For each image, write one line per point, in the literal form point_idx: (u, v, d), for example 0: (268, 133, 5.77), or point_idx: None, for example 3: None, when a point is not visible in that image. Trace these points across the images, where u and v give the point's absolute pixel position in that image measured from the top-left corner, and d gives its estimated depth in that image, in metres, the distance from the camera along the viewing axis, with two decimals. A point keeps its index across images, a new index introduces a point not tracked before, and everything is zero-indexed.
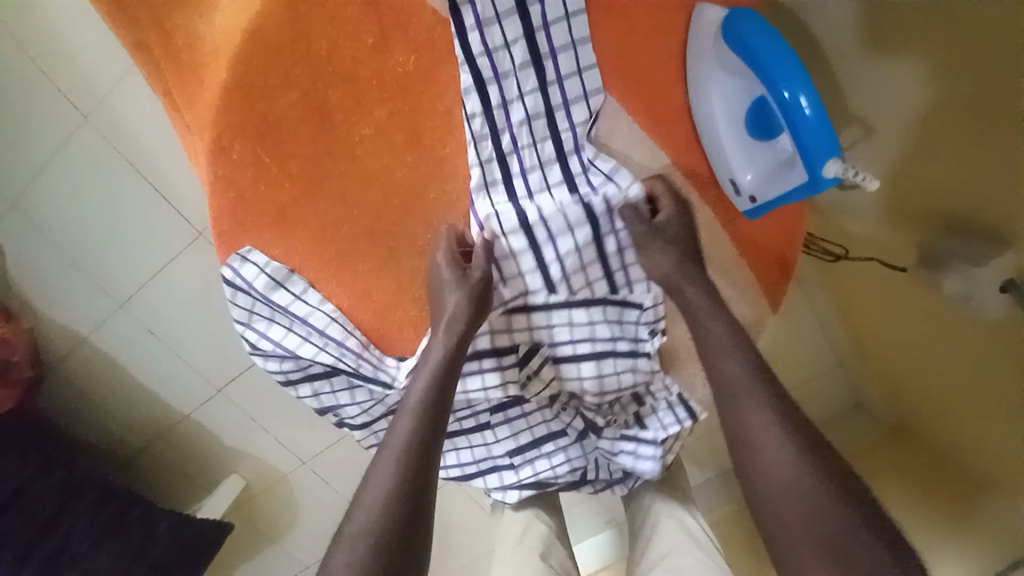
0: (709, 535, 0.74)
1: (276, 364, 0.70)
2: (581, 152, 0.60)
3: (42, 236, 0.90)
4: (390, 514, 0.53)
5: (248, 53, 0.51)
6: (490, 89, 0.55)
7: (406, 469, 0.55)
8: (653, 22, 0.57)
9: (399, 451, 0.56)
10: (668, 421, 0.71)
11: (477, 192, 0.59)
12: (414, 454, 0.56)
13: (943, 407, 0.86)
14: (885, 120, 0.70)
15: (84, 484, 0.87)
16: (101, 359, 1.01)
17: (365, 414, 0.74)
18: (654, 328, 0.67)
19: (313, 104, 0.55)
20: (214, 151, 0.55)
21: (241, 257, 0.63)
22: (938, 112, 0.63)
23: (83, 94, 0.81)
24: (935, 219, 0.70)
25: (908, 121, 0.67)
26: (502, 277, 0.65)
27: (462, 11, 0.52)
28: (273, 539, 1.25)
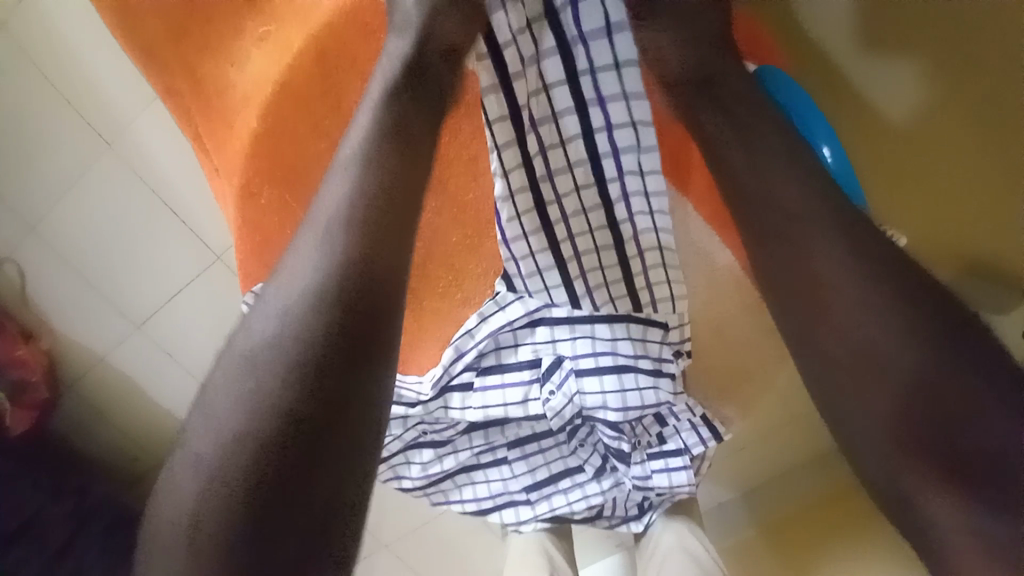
0: (715, 559, 0.69)
1: None
2: (629, 198, 0.55)
3: (63, 259, 0.92)
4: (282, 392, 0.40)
5: (277, 101, 0.54)
6: (529, 139, 0.52)
7: (292, 382, 0.40)
8: None
9: (281, 356, 0.41)
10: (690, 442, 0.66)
11: (514, 240, 0.55)
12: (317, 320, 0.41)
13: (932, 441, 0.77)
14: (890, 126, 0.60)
15: (94, 513, 0.90)
16: (116, 378, 1.03)
17: (389, 468, 0.70)
18: (679, 349, 0.62)
19: (340, 151, 0.56)
20: (242, 196, 0.57)
21: (255, 295, 0.59)
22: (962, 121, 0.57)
23: (107, 121, 0.83)
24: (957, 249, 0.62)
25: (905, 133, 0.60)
26: (527, 290, 0.59)
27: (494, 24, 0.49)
28: None
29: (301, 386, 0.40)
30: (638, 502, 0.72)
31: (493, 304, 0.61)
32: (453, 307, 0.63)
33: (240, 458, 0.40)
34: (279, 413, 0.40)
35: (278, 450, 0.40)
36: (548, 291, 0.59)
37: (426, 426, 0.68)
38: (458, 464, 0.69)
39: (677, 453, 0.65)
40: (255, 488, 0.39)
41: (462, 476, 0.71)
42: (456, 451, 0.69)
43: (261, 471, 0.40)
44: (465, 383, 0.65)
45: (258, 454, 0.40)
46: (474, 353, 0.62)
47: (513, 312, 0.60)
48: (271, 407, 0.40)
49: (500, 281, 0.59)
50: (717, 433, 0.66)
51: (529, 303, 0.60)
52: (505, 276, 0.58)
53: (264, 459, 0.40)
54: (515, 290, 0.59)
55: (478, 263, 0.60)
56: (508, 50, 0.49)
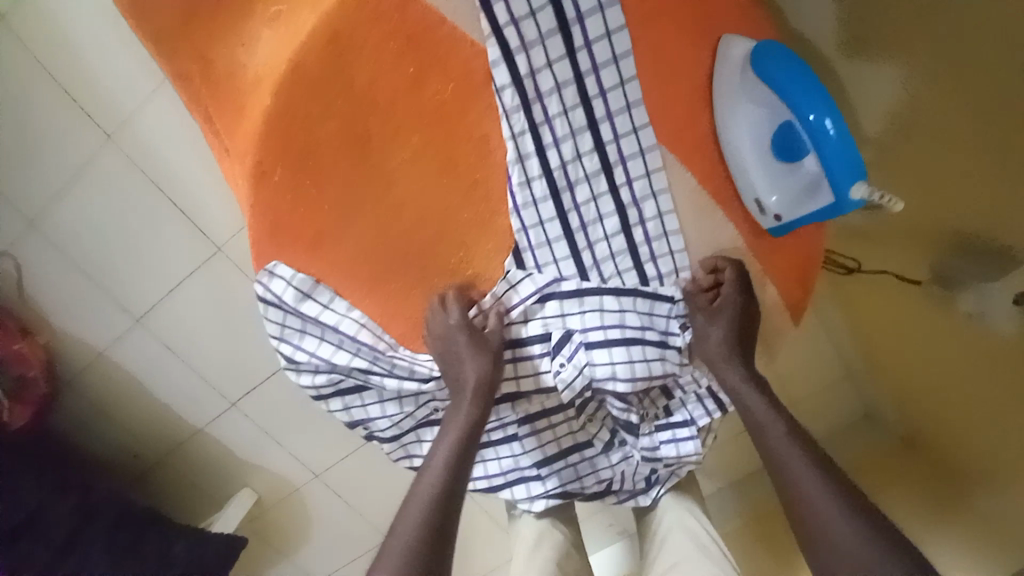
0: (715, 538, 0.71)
1: (309, 380, 0.66)
2: (626, 161, 0.57)
3: (62, 252, 0.92)
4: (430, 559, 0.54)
5: (292, 82, 0.52)
6: (534, 108, 0.55)
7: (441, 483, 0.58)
8: (684, 46, 0.54)
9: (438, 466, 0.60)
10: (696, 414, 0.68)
11: (524, 208, 0.58)
12: (449, 503, 0.58)
13: (938, 419, 0.84)
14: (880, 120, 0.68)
15: (98, 509, 0.89)
16: (116, 373, 1.04)
17: (399, 446, 0.71)
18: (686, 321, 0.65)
19: (351, 131, 0.54)
20: (256, 176, 0.56)
21: (268, 272, 0.60)
22: (944, 118, 0.60)
23: (107, 113, 0.84)
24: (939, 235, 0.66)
25: (895, 129, 0.67)
26: (537, 265, 0.61)
27: None
28: (284, 552, 1.33)
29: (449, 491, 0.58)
30: (646, 475, 0.73)
31: (504, 283, 0.62)
32: (463, 285, 0.62)
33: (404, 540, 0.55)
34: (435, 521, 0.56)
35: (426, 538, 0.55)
36: (557, 264, 0.61)
37: (438, 404, 0.68)
38: None
39: (684, 424, 0.67)
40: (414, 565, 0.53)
41: None
42: None
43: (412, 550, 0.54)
44: None
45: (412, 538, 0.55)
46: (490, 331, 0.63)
47: (525, 289, 0.62)
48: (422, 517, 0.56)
49: (511, 260, 0.61)
50: (722, 405, 0.67)
51: (538, 279, 0.61)
52: (515, 252, 0.60)
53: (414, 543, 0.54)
54: (524, 267, 0.61)
55: (488, 241, 0.60)
56: (508, 30, 0.52)
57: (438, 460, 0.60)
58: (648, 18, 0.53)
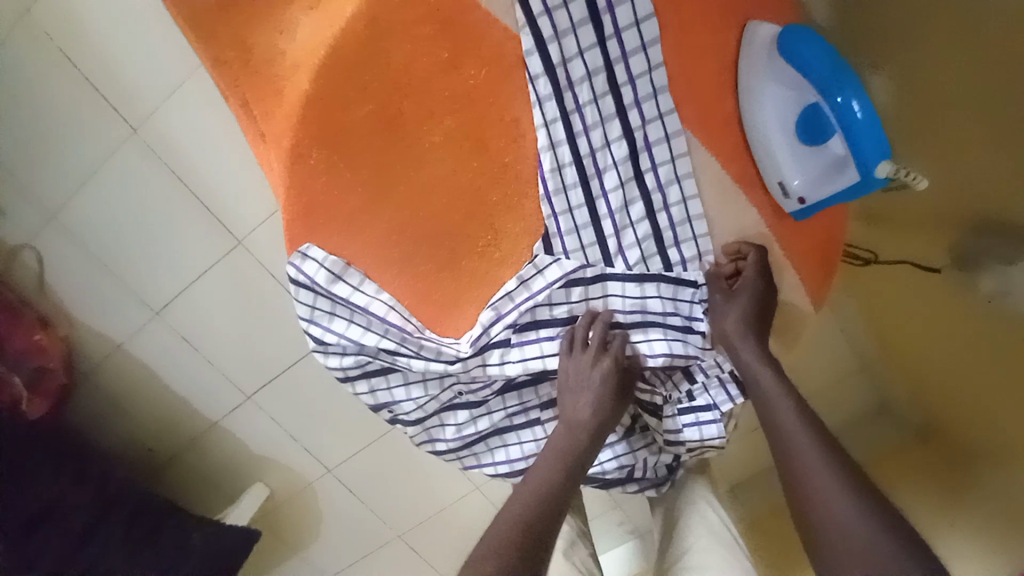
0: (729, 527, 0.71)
1: (336, 361, 0.66)
2: (653, 148, 0.58)
3: (87, 244, 0.94)
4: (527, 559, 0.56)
5: (331, 66, 0.53)
6: (565, 96, 0.56)
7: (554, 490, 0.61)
8: (709, 33, 0.56)
9: (551, 475, 0.62)
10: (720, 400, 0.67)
11: (555, 195, 0.59)
12: (551, 513, 0.60)
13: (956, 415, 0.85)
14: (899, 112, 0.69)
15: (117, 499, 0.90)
16: (133, 365, 1.06)
17: (423, 430, 0.72)
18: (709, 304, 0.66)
19: (388, 113, 0.56)
20: (292, 158, 0.57)
21: (301, 254, 0.62)
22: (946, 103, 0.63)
23: (132, 107, 0.85)
24: (965, 217, 0.66)
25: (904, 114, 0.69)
26: (564, 251, 0.62)
27: None
28: (295, 548, 1.33)
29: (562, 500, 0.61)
30: (666, 462, 0.73)
31: (531, 267, 0.62)
32: (491, 267, 0.64)
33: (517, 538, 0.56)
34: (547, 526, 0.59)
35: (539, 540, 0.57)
36: (584, 250, 0.62)
37: (461, 387, 0.69)
38: (492, 424, 0.71)
39: (707, 408, 0.67)
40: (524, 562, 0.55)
41: (494, 438, 0.72)
42: (490, 412, 0.71)
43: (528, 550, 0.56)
44: (502, 340, 0.65)
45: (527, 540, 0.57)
46: (513, 314, 0.63)
47: (552, 275, 0.62)
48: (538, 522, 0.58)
49: (539, 245, 0.62)
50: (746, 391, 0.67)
51: (565, 265, 0.62)
52: (545, 238, 0.61)
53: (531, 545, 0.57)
54: (552, 252, 0.62)
55: (516, 223, 0.62)
56: (542, 19, 0.54)
57: (544, 474, 0.62)
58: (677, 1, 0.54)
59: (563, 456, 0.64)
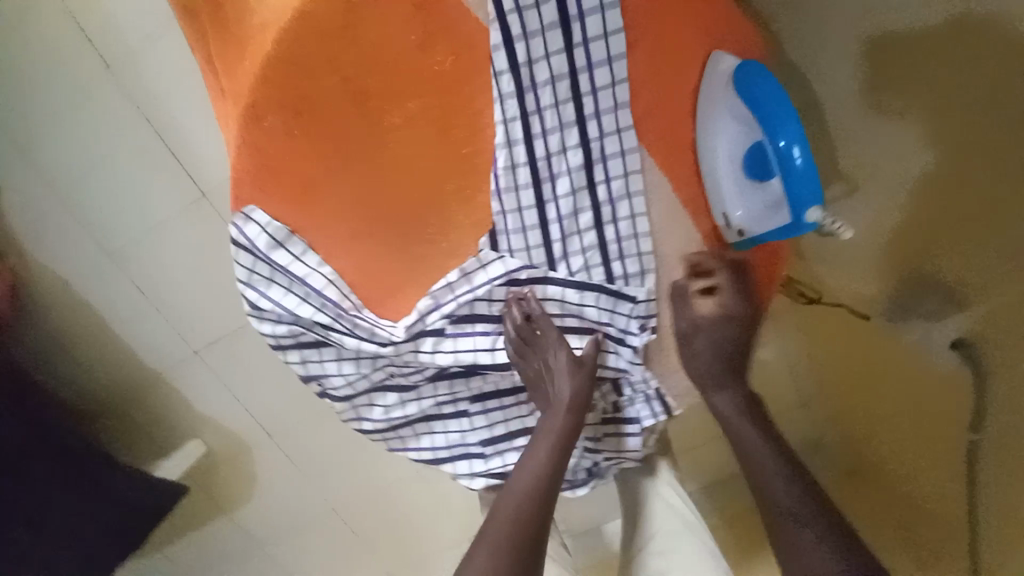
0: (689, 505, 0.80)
1: (270, 328, 0.66)
2: (607, 160, 0.59)
3: (43, 175, 0.91)
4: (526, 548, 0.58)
5: (297, 34, 0.50)
6: (527, 97, 0.56)
7: (542, 483, 0.62)
8: (678, 52, 0.56)
9: (537, 466, 0.63)
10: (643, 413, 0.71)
11: (505, 192, 0.59)
12: (545, 498, 0.62)
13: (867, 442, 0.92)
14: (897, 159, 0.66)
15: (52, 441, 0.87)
16: (78, 304, 1.03)
17: (352, 408, 0.72)
18: (645, 323, 0.66)
19: (351, 89, 0.55)
20: (247, 119, 0.55)
21: (244, 216, 0.60)
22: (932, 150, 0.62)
23: (111, 43, 0.83)
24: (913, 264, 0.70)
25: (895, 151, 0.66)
26: (509, 249, 0.63)
27: None
28: (228, 510, 1.32)
29: (549, 489, 0.62)
30: (587, 467, 0.75)
31: (474, 261, 0.63)
32: (440, 255, 0.64)
33: (509, 535, 0.59)
34: (536, 520, 0.60)
35: (529, 532, 0.59)
36: (528, 251, 0.63)
37: (394, 369, 0.69)
38: (420, 410, 0.72)
39: (631, 420, 0.71)
40: (520, 555, 0.58)
41: (422, 425, 0.73)
42: (420, 397, 0.71)
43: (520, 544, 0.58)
44: (436, 329, 0.66)
45: (519, 535, 0.59)
46: (451, 305, 0.64)
47: (493, 270, 0.63)
48: (525, 515, 0.60)
49: (485, 240, 0.62)
50: (669, 407, 0.70)
51: (508, 262, 0.63)
52: (491, 234, 0.62)
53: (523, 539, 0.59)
54: (497, 249, 0.63)
55: (468, 215, 0.62)
56: (512, 16, 0.54)
57: (532, 469, 0.63)
58: (648, 19, 0.54)
59: (548, 444, 0.64)
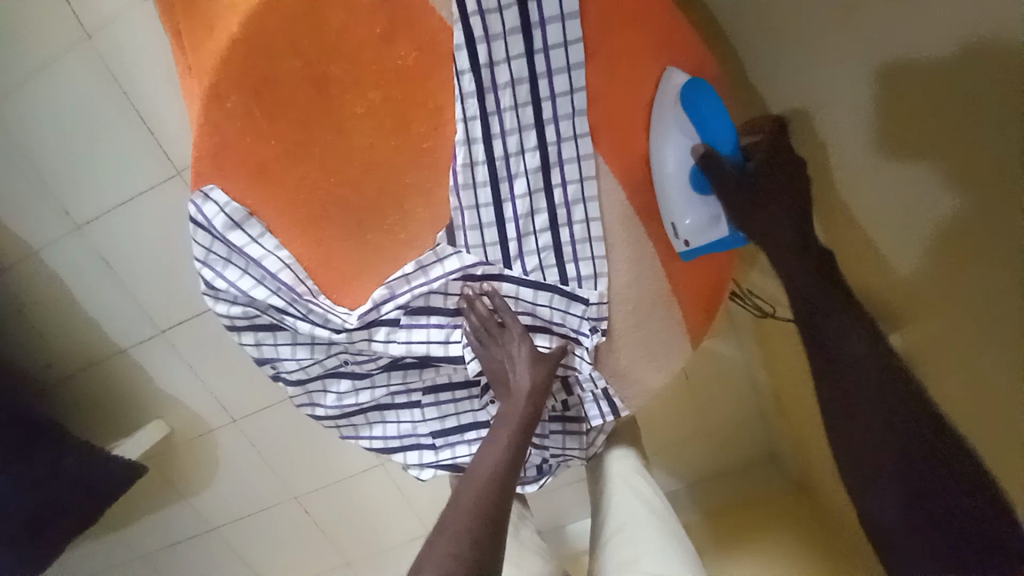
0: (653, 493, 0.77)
1: (225, 309, 0.67)
2: (564, 164, 0.61)
3: (16, 142, 0.92)
4: (493, 534, 0.56)
5: (264, 15, 0.54)
6: (486, 97, 0.58)
7: (502, 468, 0.61)
8: (637, 62, 0.57)
9: (498, 452, 0.62)
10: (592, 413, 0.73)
11: (462, 189, 0.60)
12: (507, 483, 0.60)
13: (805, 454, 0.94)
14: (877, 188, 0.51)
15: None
16: (42, 274, 1.03)
17: (304, 393, 0.73)
18: (597, 325, 0.67)
19: (312, 74, 0.57)
20: (209, 97, 0.57)
21: (202, 194, 0.61)
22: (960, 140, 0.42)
23: (88, 15, 0.83)
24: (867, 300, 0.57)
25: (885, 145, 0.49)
26: (466, 245, 0.64)
27: None
28: (186, 492, 1.31)
29: (509, 474, 0.61)
30: (537, 463, 0.77)
31: (432, 254, 0.64)
32: (395, 246, 0.65)
33: (472, 518, 0.56)
34: (497, 504, 0.58)
35: (492, 516, 0.57)
36: (485, 248, 0.64)
37: (348, 356, 0.70)
38: (373, 399, 0.72)
39: (576, 419, 0.76)
40: (482, 539, 0.55)
41: (374, 413, 0.74)
42: (373, 386, 0.72)
43: (482, 527, 0.56)
44: (391, 319, 0.67)
45: (481, 518, 0.57)
46: (405, 296, 0.65)
47: (449, 265, 0.64)
48: (486, 499, 0.58)
49: (443, 235, 0.63)
50: (616, 409, 0.72)
51: (465, 258, 0.64)
52: (448, 229, 0.63)
53: (485, 522, 0.56)
54: (454, 244, 0.64)
55: (426, 209, 0.64)
56: (474, 19, 0.55)
57: (492, 456, 0.62)
58: (607, 30, 0.56)
59: (508, 432, 0.64)
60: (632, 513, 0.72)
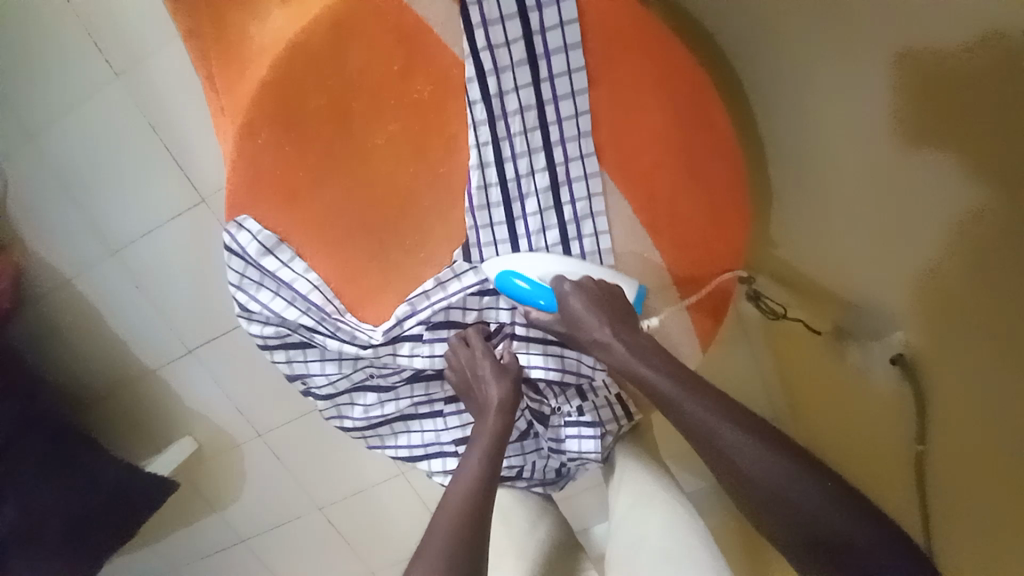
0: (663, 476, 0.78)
1: (258, 329, 0.71)
2: (572, 183, 0.64)
3: (52, 177, 0.98)
4: (473, 542, 0.59)
5: (290, 59, 0.58)
6: (497, 124, 0.62)
7: (483, 479, 0.64)
8: (641, 87, 0.60)
9: (477, 464, 0.66)
10: (606, 417, 0.74)
11: (478, 210, 0.64)
12: (487, 495, 0.63)
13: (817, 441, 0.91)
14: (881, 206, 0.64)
15: None
16: (77, 299, 1.08)
17: (332, 406, 0.77)
18: None
19: (335, 109, 0.61)
20: (241, 134, 0.61)
21: (237, 224, 0.66)
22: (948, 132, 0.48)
23: (119, 54, 0.89)
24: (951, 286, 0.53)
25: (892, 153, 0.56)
26: (481, 261, 0.67)
27: (470, 10, 0.58)
28: (216, 505, 1.36)
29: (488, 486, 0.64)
30: (555, 468, 0.79)
31: (449, 271, 0.68)
32: (416, 264, 0.70)
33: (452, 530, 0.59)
34: (476, 514, 0.61)
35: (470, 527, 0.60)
36: (500, 264, 0.67)
37: (373, 370, 0.73)
38: (397, 410, 0.76)
39: (592, 424, 0.74)
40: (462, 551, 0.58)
41: (399, 424, 0.77)
42: (397, 398, 0.75)
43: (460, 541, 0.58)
44: (414, 334, 0.71)
45: (461, 530, 0.59)
46: (426, 312, 0.68)
47: (467, 280, 0.68)
48: (465, 513, 0.61)
49: (459, 252, 0.67)
50: (630, 414, 0.75)
51: (481, 273, 0.67)
52: (463, 246, 0.66)
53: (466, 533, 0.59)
54: (470, 260, 0.67)
55: (443, 229, 0.68)
56: (484, 54, 0.59)
57: (471, 470, 0.65)
58: (608, 54, 0.59)
59: (486, 445, 0.68)
60: (638, 491, 0.75)
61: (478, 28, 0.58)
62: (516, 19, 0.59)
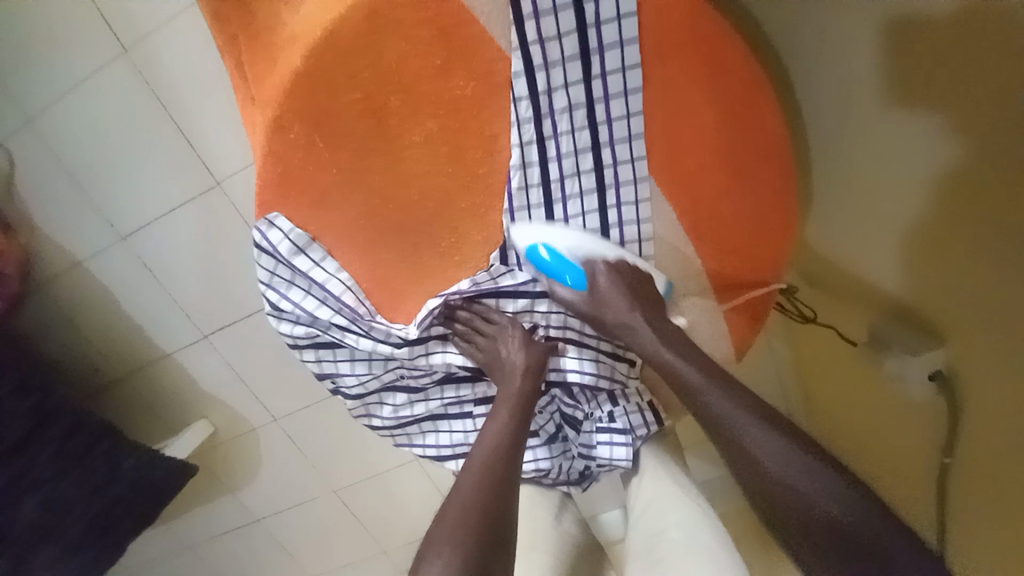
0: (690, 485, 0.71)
1: (288, 328, 0.70)
2: (620, 186, 0.62)
3: (62, 159, 0.95)
4: (494, 522, 0.58)
5: (325, 51, 0.55)
6: (543, 123, 0.59)
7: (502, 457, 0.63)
8: (697, 90, 0.57)
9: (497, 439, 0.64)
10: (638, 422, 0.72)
11: (518, 211, 0.63)
12: (503, 475, 0.61)
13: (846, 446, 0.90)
14: (912, 194, 0.62)
15: (52, 415, 0.93)
16: (90, 284, 1.07)
17: (361, 403, 0.76)
18: None
19: (371, 105, 0.59)
20: (272, 128, 0.59)
21: (267, 222, 0.64)
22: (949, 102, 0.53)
23: (129, 30, 0.84)
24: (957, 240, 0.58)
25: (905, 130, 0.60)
26: (518, 262, 0.66)
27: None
28: (230, 486, 1.37)
29: (507, 466, 0.62)
30: (581, 470, 0.78)
31: (486, 274, 0.67)
32: (449, 266, 0.68)
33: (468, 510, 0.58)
34: (492, 495, 0.60)
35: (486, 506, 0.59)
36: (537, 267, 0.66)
37: (404, 371, 0.73)
38: (427, 410, 0.75)
39: (624, 431, 0.72)
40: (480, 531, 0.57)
41: (427, 423, 0.76)
42: (427, 399, 0.75)
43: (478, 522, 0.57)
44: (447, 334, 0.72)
45: (477, 510, 0.58)
46: None
47: (504, 283, 0.67)
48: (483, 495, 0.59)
49: (496, 254, 0.66)
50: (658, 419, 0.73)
51: (518, 275, 0.67)
52: (501, 248, 0.65)
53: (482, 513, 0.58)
54: (507, 262, 0.66)
55: (480, 231, 0.66)
56: (534, 47, 0.56)
57: (490, 443, 0.64)
58: (664, 59, 0.56)
59: (508, 416, 0.66)
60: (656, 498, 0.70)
61: (528, 20, 0.55)
62: (568, 10, 0.55)
